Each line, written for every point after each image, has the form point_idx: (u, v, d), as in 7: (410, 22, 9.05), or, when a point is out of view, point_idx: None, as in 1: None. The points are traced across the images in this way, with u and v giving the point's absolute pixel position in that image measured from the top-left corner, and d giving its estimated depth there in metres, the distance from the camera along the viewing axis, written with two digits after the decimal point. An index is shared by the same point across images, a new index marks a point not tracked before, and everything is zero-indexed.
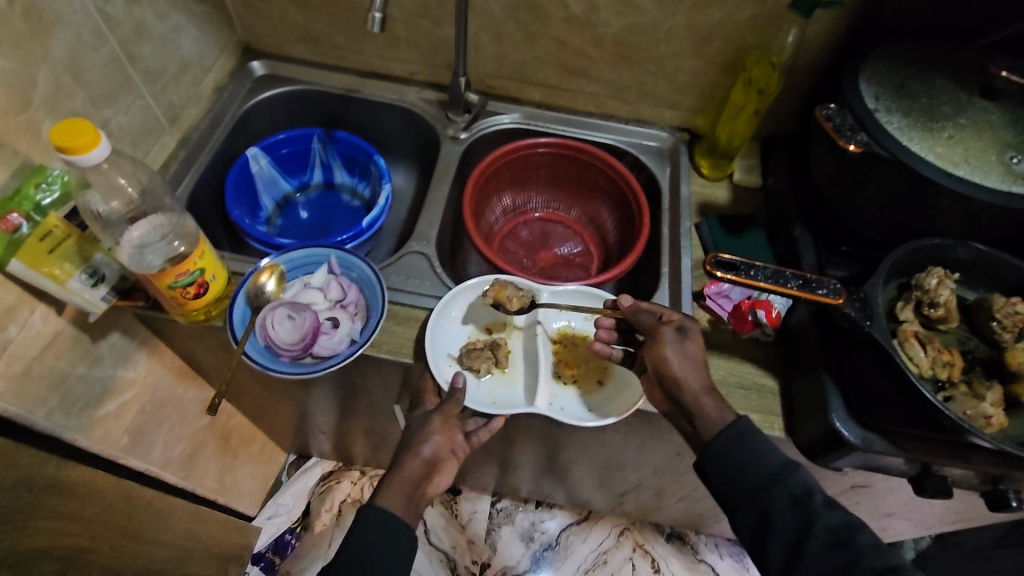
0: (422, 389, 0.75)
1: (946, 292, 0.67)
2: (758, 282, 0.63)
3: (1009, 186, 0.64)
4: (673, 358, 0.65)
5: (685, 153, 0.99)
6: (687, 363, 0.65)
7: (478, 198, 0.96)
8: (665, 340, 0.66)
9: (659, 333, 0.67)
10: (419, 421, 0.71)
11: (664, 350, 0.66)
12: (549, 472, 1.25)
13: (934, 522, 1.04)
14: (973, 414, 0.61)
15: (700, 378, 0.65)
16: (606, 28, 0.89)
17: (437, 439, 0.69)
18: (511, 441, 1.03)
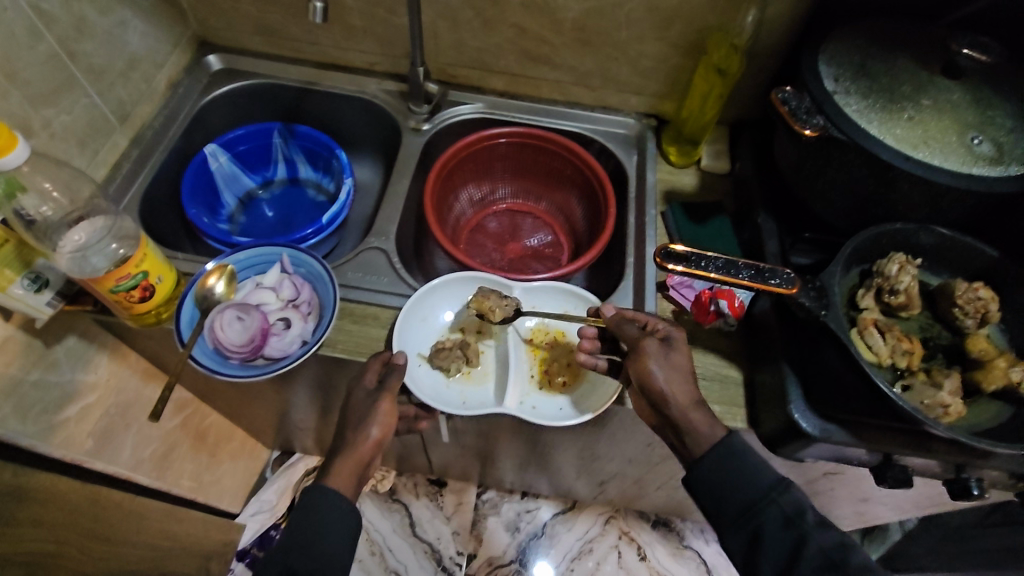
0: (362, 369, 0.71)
1: (907, 278, 0.65)
2: (709, 273, 0.61)
3: (970, 167, 0.62)
4: (657, 370, 0.63)
5: (653, 139, 0.97)
6: (671, 375, 0.63)
7: (442, 190, 0.94)
8: (649, 353, 0.64)
9: (642, 344, 0.65)
10: (364, 402, 0.68)
11: (648, 362, 0.63)
12: (528, 463, 1.24)
13: (911, 506, 1.03)
14: (931, 403, 0.60)
15: (686, 391, 0.63)
16: (565, 13, 0.86)
17: (383, 422, 0.67)
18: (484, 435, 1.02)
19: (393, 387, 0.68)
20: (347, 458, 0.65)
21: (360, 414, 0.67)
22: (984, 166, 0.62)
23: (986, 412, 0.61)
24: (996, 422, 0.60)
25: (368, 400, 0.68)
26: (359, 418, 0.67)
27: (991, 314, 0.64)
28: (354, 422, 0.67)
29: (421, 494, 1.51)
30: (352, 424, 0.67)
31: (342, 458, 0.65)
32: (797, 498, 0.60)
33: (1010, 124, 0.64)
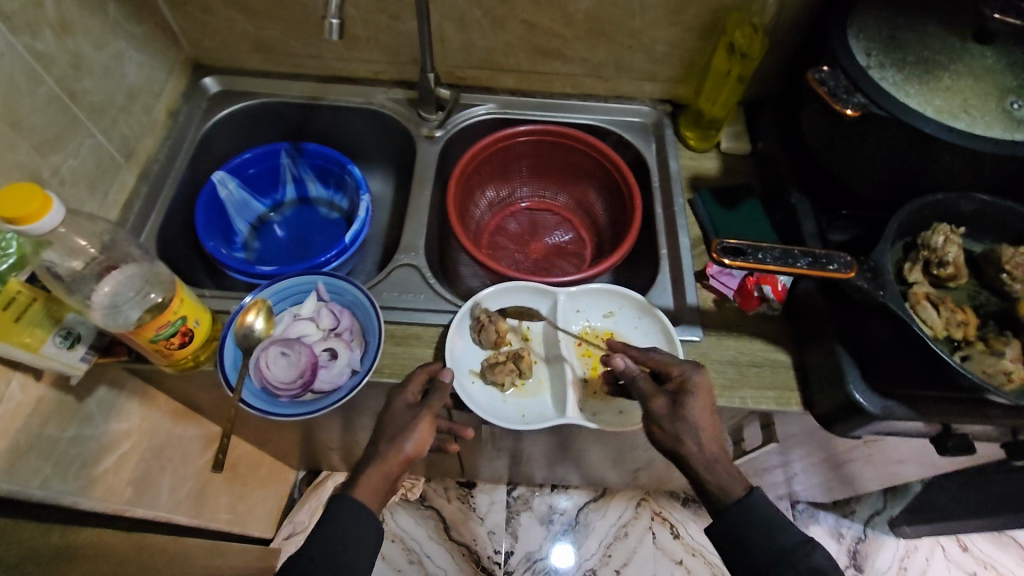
0: (407, 379, 0.68)
1: (954, 250, 0.65)
2: (768, 265, 0.61)
3: (1012, 134, 0.62)
4: (670, 429, 0.59)
5: (671, 126, 0.95)
6: (688, 436, 0.58)
7: (462, 195, 0.92)
8: (658, 417, 0.60)
9: (651, 405, 0.61)
10: (404, 416, 0.65)
11: (659, 421, 0.60)
12: (563, 458, 1.24)
13: (945, 465, 1.00)
14: (992, 371, 0.60)
15: (711, 447, 0.58)
16: (576, 5, 0.84)
17: (419, 435, 0.63)
18: (523, 439, 1.01)
19: (435, 403, 0.65)
20: (379, 471, 0.61)
21: (395, 428, 0.64)
22: None
23: None
24: None
25: (408, 413, 0.65)
26: (396, 433, 0.63)
27: None
28: (387, 434, 0.63)
29: (452, 497, 1.50)
30: (386, 435, 0.63)
31: (371, 469, 0.61)
32: None
33: None
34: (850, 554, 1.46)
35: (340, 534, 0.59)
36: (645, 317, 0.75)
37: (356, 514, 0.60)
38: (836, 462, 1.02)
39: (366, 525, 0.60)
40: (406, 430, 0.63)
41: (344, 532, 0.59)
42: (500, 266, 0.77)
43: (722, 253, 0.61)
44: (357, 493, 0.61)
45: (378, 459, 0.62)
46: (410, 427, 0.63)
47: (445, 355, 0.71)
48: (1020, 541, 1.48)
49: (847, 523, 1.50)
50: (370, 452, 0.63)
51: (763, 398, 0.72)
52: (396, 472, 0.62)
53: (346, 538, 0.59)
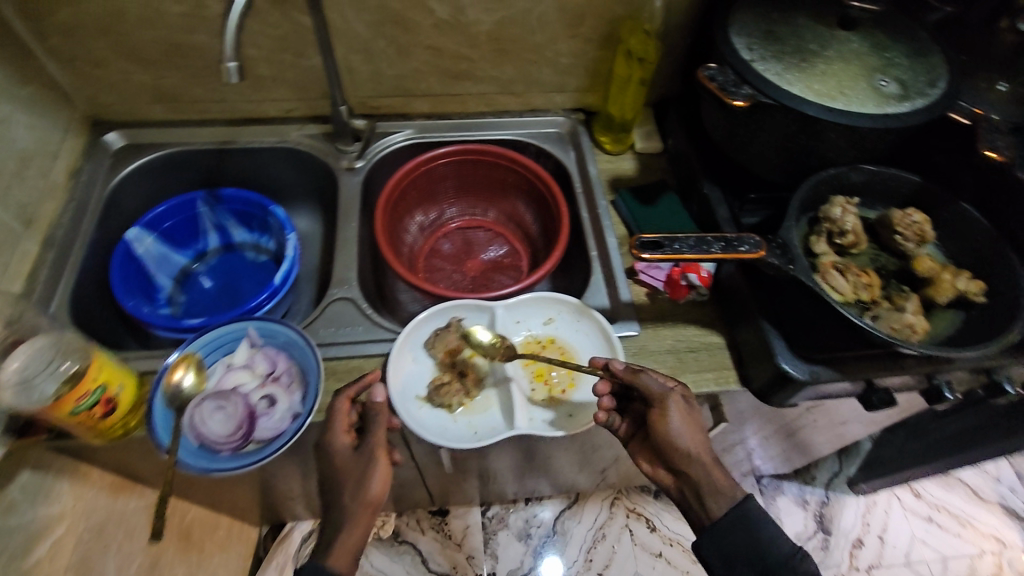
0: (335, 422, 0.64)
1: (851, 218, 0.70)
2: (685, 253, 0.63)
3: (884, 108, 0.67)
4: (677, 425, 0.64)
5: (585, 132, 1.00)
6: (689, 428, 0.64)
7: (391, 222, 0.93)
8: (675, 409, 0.64)
9: (670, 399, 0.65)
10: (355, 461, 0.63)
11: (667, 418, 0.64)
12: (531, 469, 1.24)
13: (885, 420, 1.07)
14: (900, 326, 0.64)
15: (706, 447, 0.64)
16: (478, 26, 0.86)
17: (381, 474, 0.63)
18: (486, 457, 1.01)
19: (379, 440, 0.65)
20: (354, 528, 0.62)
21: (351, 474, 0.63)
22: (896, 104, 0.67)
23: (943, 322, 0.66)
24: (954, 330, 0.66)
25: (359, 456, 0.64)
26: (355, 480, 0.63)
27: (927, 235, 0.69)
28: (348, 484, 0.62)
29: (427, 529, 1.47)
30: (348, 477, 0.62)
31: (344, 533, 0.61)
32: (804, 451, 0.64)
33: (906, 63, 0.71)
34: (817, 519, 1.53)
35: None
36: (582, 320, 0.77)
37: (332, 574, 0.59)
38: (785, 433, 1.06)
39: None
40: (366, 476, 0.63)
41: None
42: (435, 286, 0.78)
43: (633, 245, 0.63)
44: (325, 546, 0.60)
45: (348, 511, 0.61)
46: (371, 473, 0.63)
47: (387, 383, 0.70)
48: (963, 480, 1.60)
49: (809, 489, 1.57)
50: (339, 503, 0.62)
51: (702, 380, 0.75)
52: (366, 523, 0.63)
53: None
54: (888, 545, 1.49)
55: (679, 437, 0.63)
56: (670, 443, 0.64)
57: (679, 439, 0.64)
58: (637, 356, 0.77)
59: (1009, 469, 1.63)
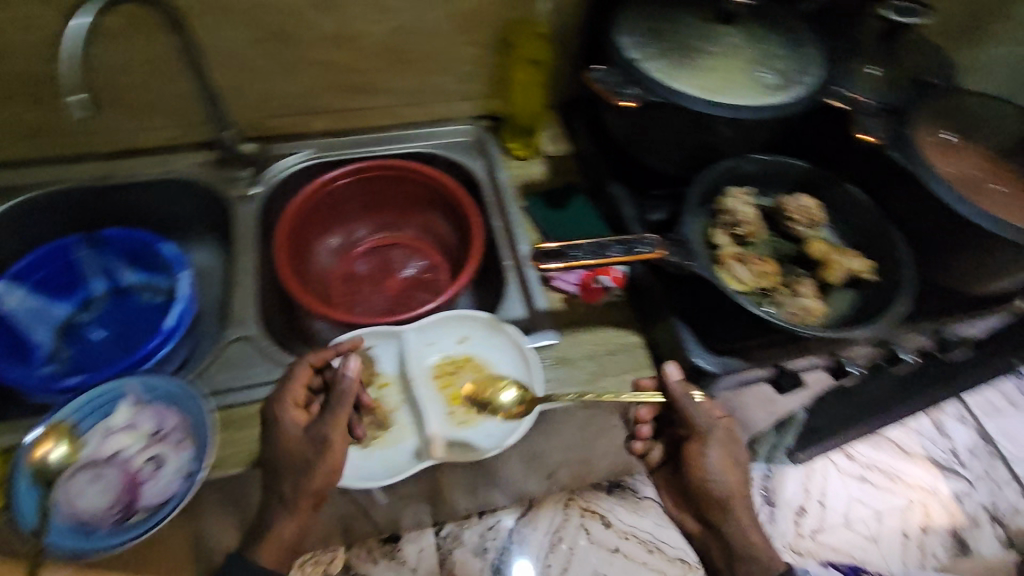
0: (293, 394, 0.65)
1: (745, 209, 0.72)
2: (584, 261, 0.63)
3: (765, 99, 0.68)
4: (714, 458, 0.71)
5: (492, 139, 0.97)
6: (724, 462, 0.71)
7: (297, 249, 0.89)
8: (711, 440, 0.71)
9: (712, 432, 0.71)
10: (305, 442, 0.62)
11: (703, 451, 0.71)
12: (478, 484, 1.22)
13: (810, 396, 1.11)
14: (796, 311, 0.66)
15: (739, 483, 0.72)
16: (366, 39, 0.82)
17: (335, 450, 0.62)
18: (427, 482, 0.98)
19: (338, 414, 0.63)
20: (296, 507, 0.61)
21: (300, 458, 0.61)
22: (776, 95, 0.69)
23: (839, 304, 0.68)
24: (850, 309, 0.68)
25: (309, 432, 0.62)
26: (302, 462, 0.61)
27: (817, 218, 0.72)
28: (295, 470, 0.61)
29: (379, 558, 1.42)
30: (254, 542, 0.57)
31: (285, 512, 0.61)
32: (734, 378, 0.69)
33: (784, 54, 0.72)
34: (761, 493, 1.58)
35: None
36: (497, 334, 0.75)
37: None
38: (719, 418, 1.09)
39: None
40: (315, 461, 0.61)
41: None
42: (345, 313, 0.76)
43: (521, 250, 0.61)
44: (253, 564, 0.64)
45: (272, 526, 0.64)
46: (319, 465, 0.61)
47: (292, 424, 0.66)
48: (889, 437, 1.70)
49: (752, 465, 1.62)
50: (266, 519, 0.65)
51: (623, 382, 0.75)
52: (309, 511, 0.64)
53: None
54: (829, 509, 1.56)
55: (709, 476, 0.71)
56: (703, 484, 0.72)
57: (713, 473, 0.71)
58: (558, 366, 0.75)
59: (926, 421, 1.75)
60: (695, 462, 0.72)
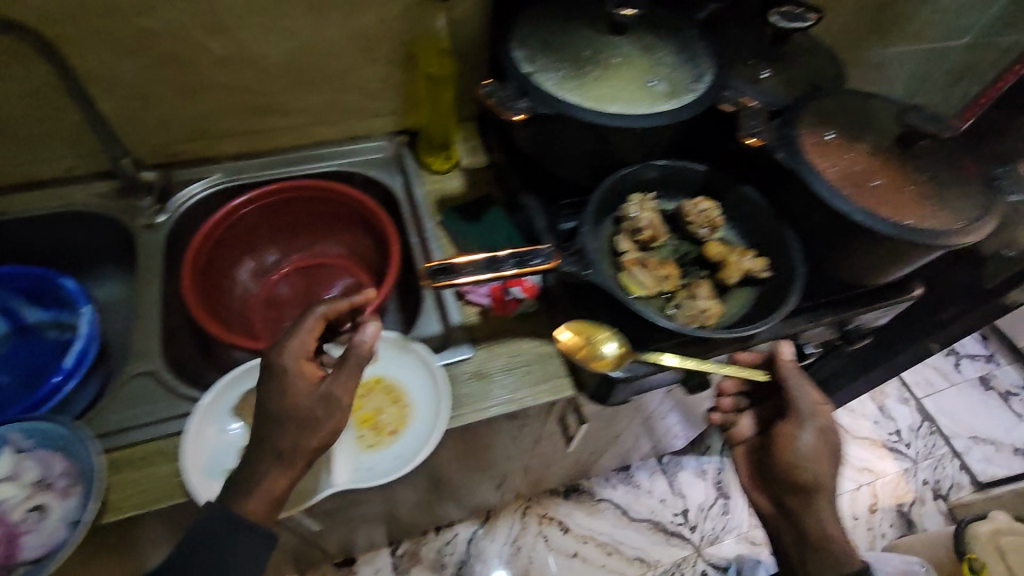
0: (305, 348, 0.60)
1: (646, 214, 0.73)
2: (477, 276, 0.63)
3: (655, 106, 0.69)
4: (808, 442, 0.71)
5: (410, 155, 0.97)
6: (820, 451, 0.70)
7: (208, 278, 0.87)
8: (807, 423, 0.72)
9: (814, 415, 0.72)
10: (315, 400, 0.58)
11: (796, 433, 0.72)
12: (427, 500, 1.21)
13: None
14: (694, 313, 0.67)
15: (829, 475, 0.70)
16: (265, 60, 0.80)
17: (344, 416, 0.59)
18: (366, 503, 0.97)
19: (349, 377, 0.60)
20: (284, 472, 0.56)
21: (307, 416, 0.57)
22: (666, 102, 0.70)
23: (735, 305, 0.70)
24: (749, 304, 0.71)
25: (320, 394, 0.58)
26: (304, 425, 0.57)
27: (716, 220, 0.73)
28: (296, 426, 0.56)
29: None
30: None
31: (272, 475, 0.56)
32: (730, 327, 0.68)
33: (674, 61, 0.74)
34: (716, 485, 1.65)
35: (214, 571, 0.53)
36: (405, 353, 0.75)
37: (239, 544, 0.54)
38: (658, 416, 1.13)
39: (242, 552, 0.54)
40: (322, 421, 0.58)
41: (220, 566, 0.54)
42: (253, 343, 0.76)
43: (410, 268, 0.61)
44: (231, 513, 0.54)
45: (261, 473, 0.56)
46: (327, 415, 0.58)
47: (181, 468, 0.61)
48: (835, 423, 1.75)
49: (706, 459, 1.69)
50: (246, 465, 0.56)
51: (539, 392, 0.76)
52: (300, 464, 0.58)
53: (227, 556, 0.54)
54: None
55: (799, 461, 0.71)
56: (791, 468, 0.72)
57: (803, 459, 0.71)
58: (473, 379, 0.75)
59: (870, 404, 1.83)
60: (785, 447, 0.72)
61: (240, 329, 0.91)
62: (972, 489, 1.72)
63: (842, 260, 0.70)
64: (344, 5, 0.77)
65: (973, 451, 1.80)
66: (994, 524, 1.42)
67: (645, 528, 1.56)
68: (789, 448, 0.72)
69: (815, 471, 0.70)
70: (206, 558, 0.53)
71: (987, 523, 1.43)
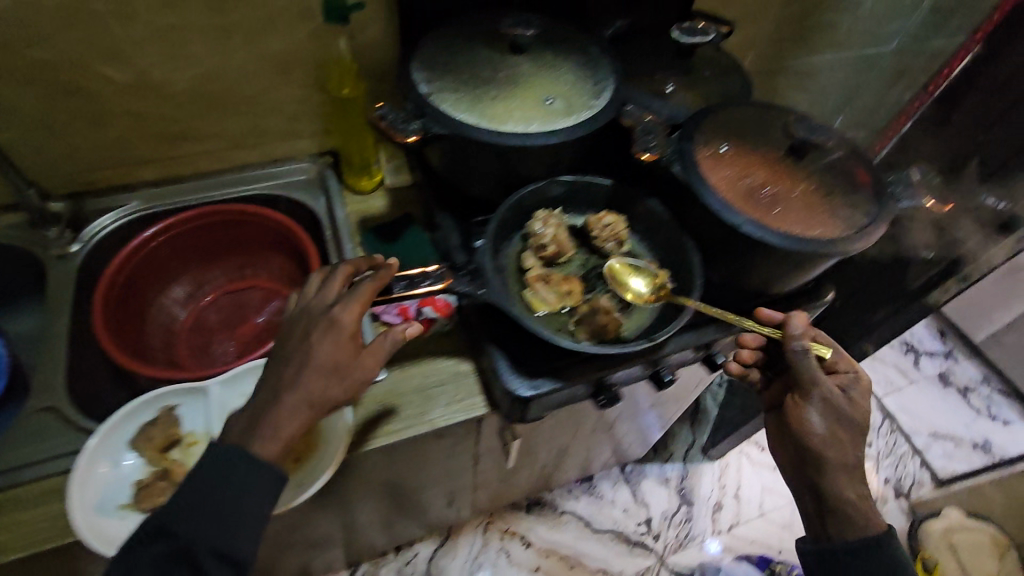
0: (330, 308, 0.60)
1: (551, 230, 0.73)
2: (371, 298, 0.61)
3: (552, 124, 0.70)
4: (815, 419, 0.69)
5: (333, 176, 0.97)
6: (829, 427, 0.69)
7: (124, 306, 0.86)
8: (816, 399, 0.70)
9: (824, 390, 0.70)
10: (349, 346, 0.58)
11: (806, 408, 0.70)
12: (378, 520, 1.20)
13: (687, 396, 1.15)
14: (594, 328, 0.67)
15: (839, 446, 0.69)
16: (171, 87, 0.80)
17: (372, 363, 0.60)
18: (301, 528, 0.95)
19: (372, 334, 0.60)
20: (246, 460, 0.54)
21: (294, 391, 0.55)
22: (563, 119, 0.71)
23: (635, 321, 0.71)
24: (654, 316, 0.71)
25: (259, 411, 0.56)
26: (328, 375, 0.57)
27: (621, 235, 0.74)
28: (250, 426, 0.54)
29: None
30: None
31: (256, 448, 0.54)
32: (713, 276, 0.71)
33: (573, 79, 0.75)
34: (679, 493, 1.64)
35: (223, 507, 0.52)
36: None
37: (250, 482, 0.53)
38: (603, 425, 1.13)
39: (254, 488, 0.53)
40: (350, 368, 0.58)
41: (230, 505, 0.52)
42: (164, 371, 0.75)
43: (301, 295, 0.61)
44: (247, 453, 0.53)
45: (239, 443, 0.54)
46: (314, 394, 0.56)
47: (68, 511, 0.59)
48: None
49: (669, 466, 1.68)
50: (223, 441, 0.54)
51: (449, 413, 0.76)
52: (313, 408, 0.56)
53: (237, 493, 0.52)
54: (743, 501, 1.64)
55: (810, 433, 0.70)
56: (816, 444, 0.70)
57: (818, 431, 0.69)
58: (384, 401, 0.75)
59: None
60: (796, 419, 0.71)
61: (163, 361, 0.88)
62: (932, 486, 1.68)
63: (747, 271, 0.71)
64: (247, 30, 0.77)
65: (934, 447, 1.76)
66: (947, 521, 1.47)
67: (608, 539, 1.54)
68: (799, 423, 0.70)
69: (828, 447, 0.69)
70: (217, 494, 0.52)
71: (940, 520, 1.48)
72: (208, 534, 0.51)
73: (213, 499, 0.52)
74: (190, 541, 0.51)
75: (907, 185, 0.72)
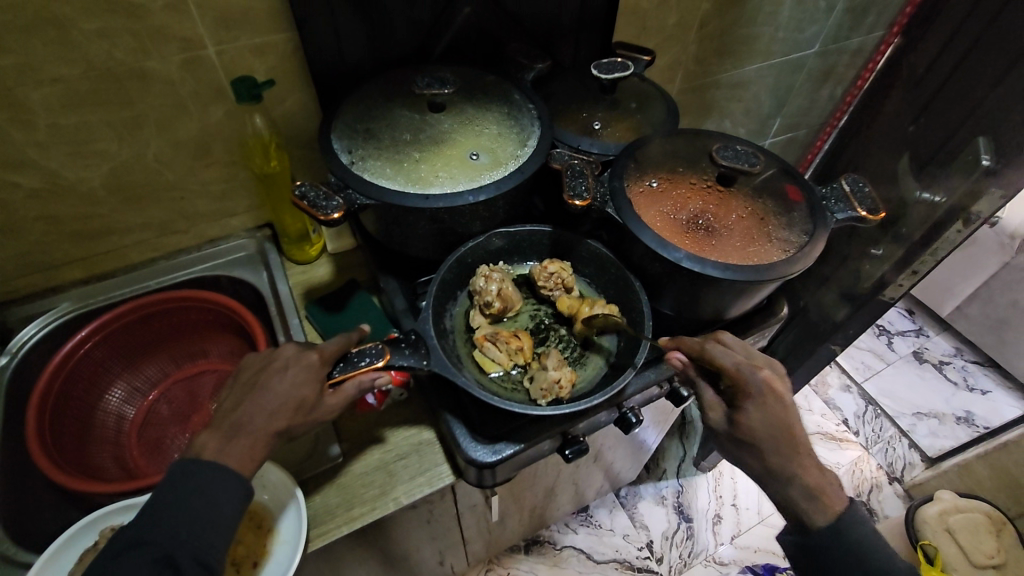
0: (285, 381, 0.58)
1: (496, 285, 0.70)
2: (342, 374, 0.60)
3: (479, 179, 0.69)
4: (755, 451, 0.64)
5: (272, 249, 0.94)
6: (764, 454, 0.64)
7: (62, 416, 0.81)
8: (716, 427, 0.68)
9: (716, 416, 0.67)
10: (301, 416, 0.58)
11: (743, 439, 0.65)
12: None
13: (666, 418, 1.13)
14: (548, 383, 0.66)
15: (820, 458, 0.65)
16: (85, 183, 0.77)
17: (336, 406, 0.60)
18: None
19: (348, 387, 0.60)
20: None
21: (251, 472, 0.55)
22: (490, 173, 0.70)
23: (586, 373, 0.71)
24: (610, 359, 0.72)
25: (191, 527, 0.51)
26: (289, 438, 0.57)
27: (566, 281, 0.73)
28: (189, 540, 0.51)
29: None
30: None
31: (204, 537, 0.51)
32: (673, 297, 0.71)
33: (496, 131, 0.74)
34: (677, 510, 1.60)
35: (193, 513, 0.51)
36: (268, 481, 0.69)
37: (225, 489, 0.53)
38: (585, 460, 1.10)
39: (219, 499, 0.52)
40: (315, 410, 0.59)
41: (208, 509, 0.52)
42: (105, 485, 0.71)
43: (233, 395, 0.59)
44: (202, 465, 0.53)
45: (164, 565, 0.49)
46: None
47: None
48: None
49: (663, 484, 1.64)
50: (163, 532, 0.50)
51: (416, 486, 0.73)
52: (268, 445, 0.57)
53: (210, 505, 0.52)
54: (742, 510, 1.61)
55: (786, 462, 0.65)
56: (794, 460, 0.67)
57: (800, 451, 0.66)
58: (345, 486, 0.72)
59: (815, 399, 1.83)
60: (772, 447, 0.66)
61: (115, 470, 0.81)
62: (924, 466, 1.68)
63: (694, 303, 0.71)
64: (158, 118, 0.75)
65: (918, 427, 1.77)
66: (940, 506, 1.43)
67: (612, 569, 1.49)
68: None
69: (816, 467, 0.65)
70: (195, 508, 0.51)
71: (933, 505, 1.43)
72: (188, 538, 0.50)
73: (190, 516, 0.51)
74: (171, 548, 0.49)
75: (840, 195, 0.70)
